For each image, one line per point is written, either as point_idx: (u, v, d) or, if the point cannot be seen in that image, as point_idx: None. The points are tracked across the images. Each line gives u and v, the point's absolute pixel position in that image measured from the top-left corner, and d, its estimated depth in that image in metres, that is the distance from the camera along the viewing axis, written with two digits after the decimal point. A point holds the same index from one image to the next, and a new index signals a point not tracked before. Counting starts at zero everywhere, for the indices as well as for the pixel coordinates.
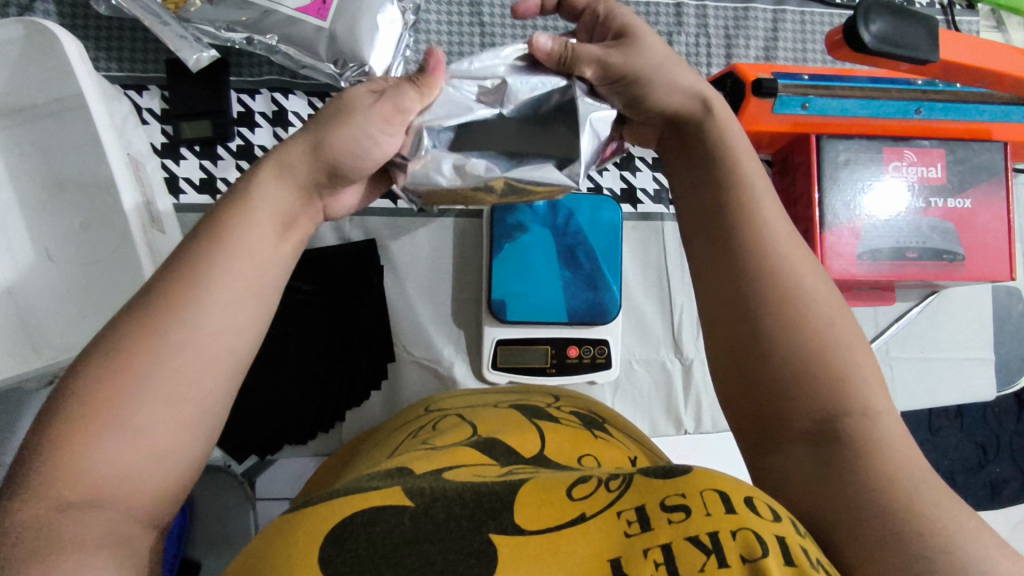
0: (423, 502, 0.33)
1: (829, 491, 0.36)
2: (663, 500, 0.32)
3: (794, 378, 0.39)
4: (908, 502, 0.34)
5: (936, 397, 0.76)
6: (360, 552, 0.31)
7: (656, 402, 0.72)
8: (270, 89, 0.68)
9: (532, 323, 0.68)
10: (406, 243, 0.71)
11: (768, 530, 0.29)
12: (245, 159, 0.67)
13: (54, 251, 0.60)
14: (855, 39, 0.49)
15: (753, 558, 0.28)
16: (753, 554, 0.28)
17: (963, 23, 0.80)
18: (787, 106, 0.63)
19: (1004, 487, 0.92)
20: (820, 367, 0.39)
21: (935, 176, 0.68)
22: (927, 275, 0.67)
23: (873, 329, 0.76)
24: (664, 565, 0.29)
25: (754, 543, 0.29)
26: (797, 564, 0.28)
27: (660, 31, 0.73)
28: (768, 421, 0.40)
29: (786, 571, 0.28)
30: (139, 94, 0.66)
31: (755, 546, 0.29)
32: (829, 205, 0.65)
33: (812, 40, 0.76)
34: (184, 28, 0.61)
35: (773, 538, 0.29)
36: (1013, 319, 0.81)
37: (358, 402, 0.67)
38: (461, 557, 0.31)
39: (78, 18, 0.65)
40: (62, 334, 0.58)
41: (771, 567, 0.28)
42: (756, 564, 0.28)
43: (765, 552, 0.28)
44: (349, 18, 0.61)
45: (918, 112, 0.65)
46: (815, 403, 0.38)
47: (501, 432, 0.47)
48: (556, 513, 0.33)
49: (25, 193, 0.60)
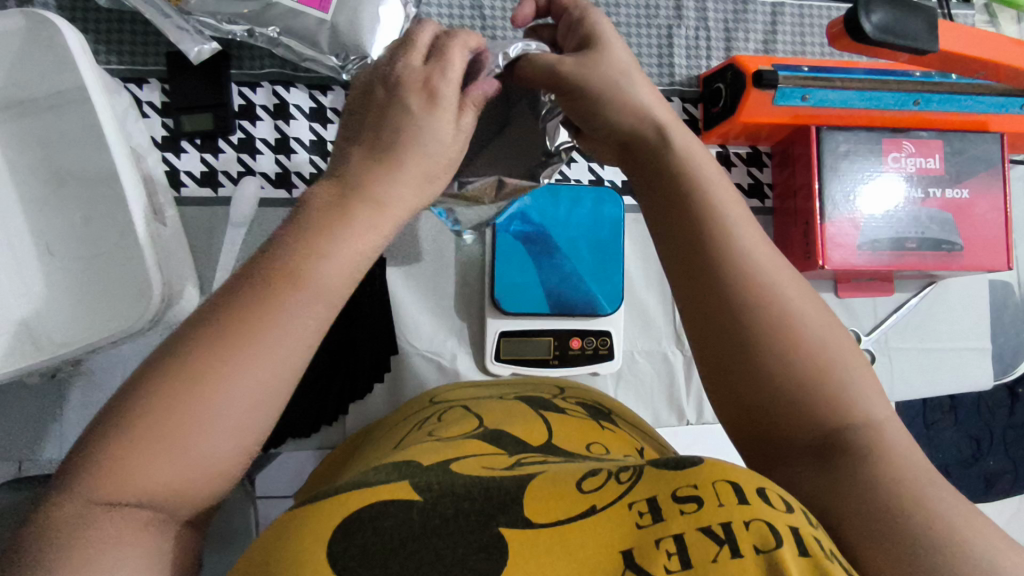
0: (430, 497, 0.34)
1: (832, 498, 0.36)
2: (676, 491, 0.31)
3: (804, 367, 0.39)
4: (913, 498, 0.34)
5: (935, 388, 0.77)
6: (369, 547, 0.31)
7: (658, 392, 0.73)
8: (271, 82, 0.67)
9: (534, 315, 0.68)
10: (407, 236, 0.70)
11: (782, 521, 0.29)
12: (246, 152, 0.67)
13: (55, 246, 0.60)
14: (855, 29, 0.49)
15: (767, 549, 0.28)
16: (767, 546, 0.28)
17: (959, 16, 0.81)
18: (786, 98, 0.64)
19: (997, 479, 0.93)
20: (831, 354, 0.39)
21: (934, 167, 0.68)
22: (926, 266, 0.67)
23: (872, 320, 0.77)
24: (676, 555, 0.29)
25: (768, 534, 0.28)
26: (812, 556, 0.28)
27: (660, 24, 0.73)
28: (775, 420, 0.39)
29: (801, 563, 0.28)
30: (139, 87, 0.66)
31: (769, 537, 0.28)
32: (829, 197, 0.66)
33: (812, 33, 0.76)
34: (185, 20, 0.61)
35: (787, 529, 0.29)
36: (1009, 310, 0.82)
37: (361, 395, 0.67)
38: (472, 552, 0.31)
39: (78, 11, 0.64)
40: (63, 328, 0.58)
41: (786, 559, 0.28)
42: (771, 556, 0.28)
43: (779, 543, 0.28)
44: (351, 11, 0.60)
45: (915, 103, 0.66)
46: (833, 386, 0.38)
47: (506, 424, 0.47)
48: (567, 507, 0.33)
49: (24, 188, 0.60)
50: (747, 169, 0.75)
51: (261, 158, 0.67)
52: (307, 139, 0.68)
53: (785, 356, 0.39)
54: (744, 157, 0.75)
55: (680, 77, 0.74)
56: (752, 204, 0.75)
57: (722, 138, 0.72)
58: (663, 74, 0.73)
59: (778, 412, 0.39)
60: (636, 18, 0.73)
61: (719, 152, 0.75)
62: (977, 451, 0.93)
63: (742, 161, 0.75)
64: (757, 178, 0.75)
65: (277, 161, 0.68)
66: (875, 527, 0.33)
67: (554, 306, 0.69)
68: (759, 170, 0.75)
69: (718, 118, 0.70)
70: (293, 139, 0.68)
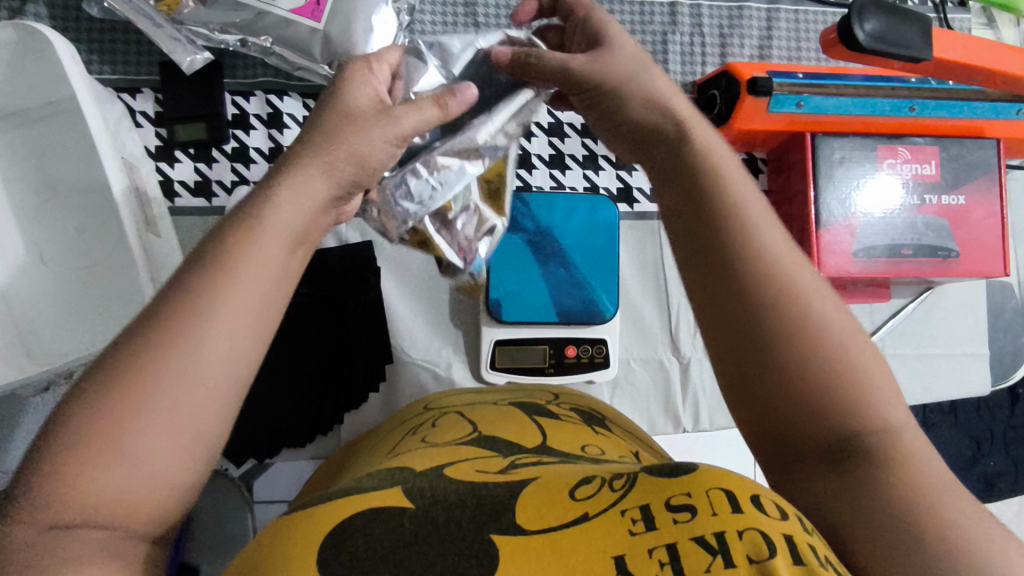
0: (423, 504, 0.34)
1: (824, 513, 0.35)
2: (669, 499, 0.31)
3: (814, 389, 0.37)
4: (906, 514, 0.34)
5: (932, 393, 0.77)
6: (358, 553, 0.30)
7: (654, 399, 0.73)
8: (264, 91, 0.67)
9: (528, 324, 0.68)
10: (402, 245, 0.70)
11: (775, 530, 0.29)
12: (240, 162, 0.67)
13: (48, 255, 0.60)
14: (848, 37, 0.49)
15: (760, 558, 0.28)
16: (760, 555, 0.28)
17: (955, 20, 0.81)
18: (782, 105, 0.64)
19: (997, 480, 0.93)
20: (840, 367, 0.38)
21: (930, 173, 0.68)
22: (924, 273, 0.67)
23: (869, 325, 0.76)
24: (669, 564, 0.29)
25: (762, 544, 0.28)
26: (806, 564, 0.28)
27: (654, 30, 0.73)
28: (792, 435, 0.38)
29: (794, 572, 0.27)
30: (133, 97, 0.65)
31: (762, 546, 0.28)
32: (825, 204, 0.65)
33: (807, 38, 0.76)
34: (177, 30, 0.61)
35: (781, 538, 0.29)
36: (1007, 313, 0.82)
37: (356, 404, 0.67)
38: (461, 558, 0.30)
39: (70, 20, 0.64)
40: (55, 339, 0.58)
41: (779, 568, 0.27)
42: (764, 564, 0.27)
43: (772, 552, 0.28)
44: (344, 18, 0.59)
45: (913, 109, 0.66)
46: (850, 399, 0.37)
47: (501, 430, 0.47)
48: (559, 513, 0.33)
49: (18, 198, 0.60)
50: None
51: (255, 167, 0.67)
52: None
53: (785, 364, 0.38)
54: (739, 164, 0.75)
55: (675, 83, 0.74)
56: None
57: None
58: None
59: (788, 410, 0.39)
60: (630, 24, 0.73)
61: None
62: (977, 452, 0.93)
63: None
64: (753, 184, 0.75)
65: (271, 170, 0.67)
66: (868, 544, 0.33)
67: (562, 314, 0.68)
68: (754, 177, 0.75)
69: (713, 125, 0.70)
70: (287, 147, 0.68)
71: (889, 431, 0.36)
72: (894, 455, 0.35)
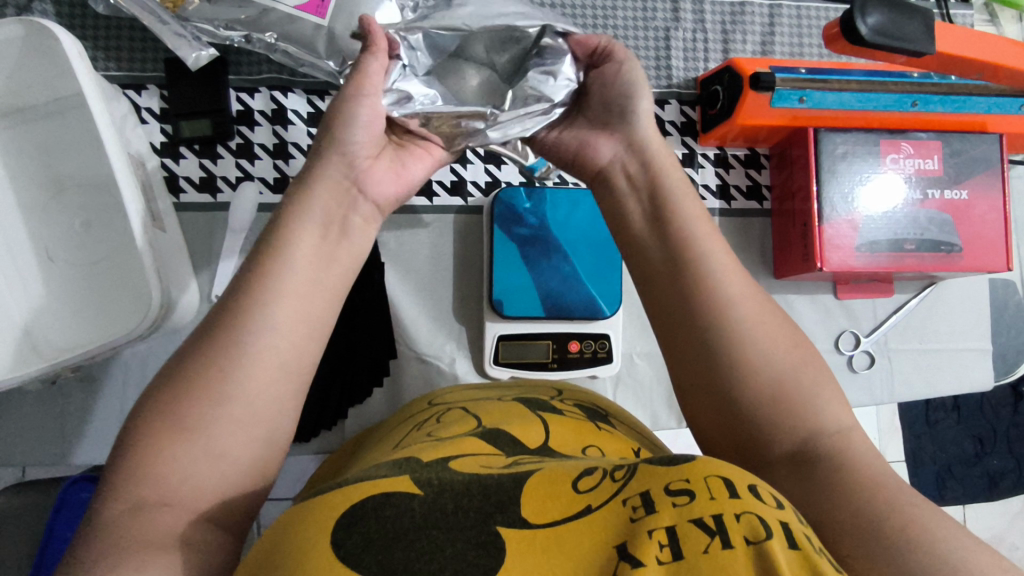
0: (431, 491, 0.33)
1: (825, 503, 0.36)
2: (668, 484, 0.31)
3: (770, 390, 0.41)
4: (907, 505, 0.34)
5: (935, 389, 0.77)
6: (370, 536, 0.31)
7: (657, 394, 0.73)
8: (268, 88, 0.68)
9: (532, 319, 0.68)
10: (406, 241, 0.71)
11: (773, 515, 0.29)
12: (245, 157, 0.67)
13: (54, 251, 0.60)
14: (851, 31, 0.49)
15: (757, 540, 0.28)
16: (757, 536, 0.28)
17: (958, 16, 0.81)
18: (784, 99, 0.64)
19: (1001, 478, 0.93)
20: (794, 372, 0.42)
21: (932, 168, 0.68)
22: (925, 267, 0.67)
23: (872, 321, 0.76)
24: (668, 546, 0.29)
25: (759, 526, 0.29)
26: (801, 548, 0.28)
27: (657, 26, 0.73)
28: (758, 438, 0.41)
29: (791, 554, 0.28)
30: (138, 93, 0.66)
31: (759, 529, 0.29)
32: (828, 198, 0.66)
33: (810, 34, 0.76)
34: (182, 26, 0.61)
35: (777, 522, 0.29)
36: (1010, 310, 0.82)
37: (360, 399, 0.68)
38: (469, 547, 0.31)
39: (76, 18, 0.65)
40: (63, 333, 0.59)
41: (775, 550, 0.28)
42: (761, 546, 0.28)
43: (769, 533, 0.28)
44: (347, 15, 0.59)
45: (914, 104, 0.66)
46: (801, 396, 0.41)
47: (505, 424, 0.47)
48: (562, 507, 0.33)
49: (23, 194, 0.60)
50: (745, 171, 0.75)
51: (260, 163, 0.68)
52: (305, 144, 0.69)
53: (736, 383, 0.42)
54: (742, 159, 0.75)
55: (678, 79, 0.74)
56: (750, 206, 0.75)
57: (719, 141, 0.73)
58: (660, 77, 0.74)
59: (730, 423, 0.42)
60: (632, 21, 0.73)
61: (717, 154, 0.75)
62: (980, 450, 0.93)
63: (740, 163, 0.75)
64: (755, 180, 0.75)
65: (276, 166, 0.68)
66: (869, 535, 0.33)
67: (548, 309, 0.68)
68: (757, 172, 0.75)
69: (715, 120, 0.70)
70: (291, 143, 0.68)
71: (838, 442, 0.39)
72: (849, 463, 0.37)
